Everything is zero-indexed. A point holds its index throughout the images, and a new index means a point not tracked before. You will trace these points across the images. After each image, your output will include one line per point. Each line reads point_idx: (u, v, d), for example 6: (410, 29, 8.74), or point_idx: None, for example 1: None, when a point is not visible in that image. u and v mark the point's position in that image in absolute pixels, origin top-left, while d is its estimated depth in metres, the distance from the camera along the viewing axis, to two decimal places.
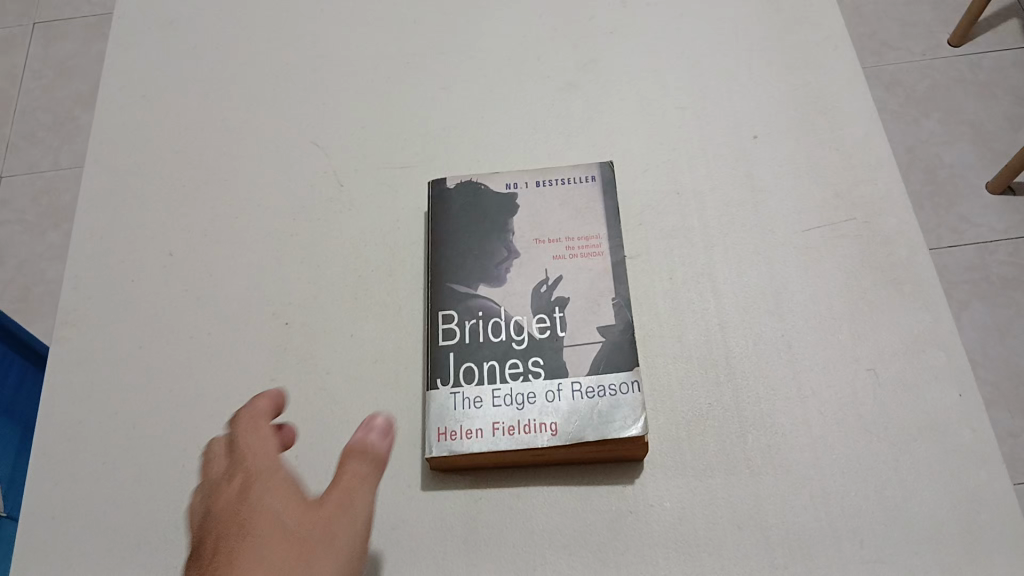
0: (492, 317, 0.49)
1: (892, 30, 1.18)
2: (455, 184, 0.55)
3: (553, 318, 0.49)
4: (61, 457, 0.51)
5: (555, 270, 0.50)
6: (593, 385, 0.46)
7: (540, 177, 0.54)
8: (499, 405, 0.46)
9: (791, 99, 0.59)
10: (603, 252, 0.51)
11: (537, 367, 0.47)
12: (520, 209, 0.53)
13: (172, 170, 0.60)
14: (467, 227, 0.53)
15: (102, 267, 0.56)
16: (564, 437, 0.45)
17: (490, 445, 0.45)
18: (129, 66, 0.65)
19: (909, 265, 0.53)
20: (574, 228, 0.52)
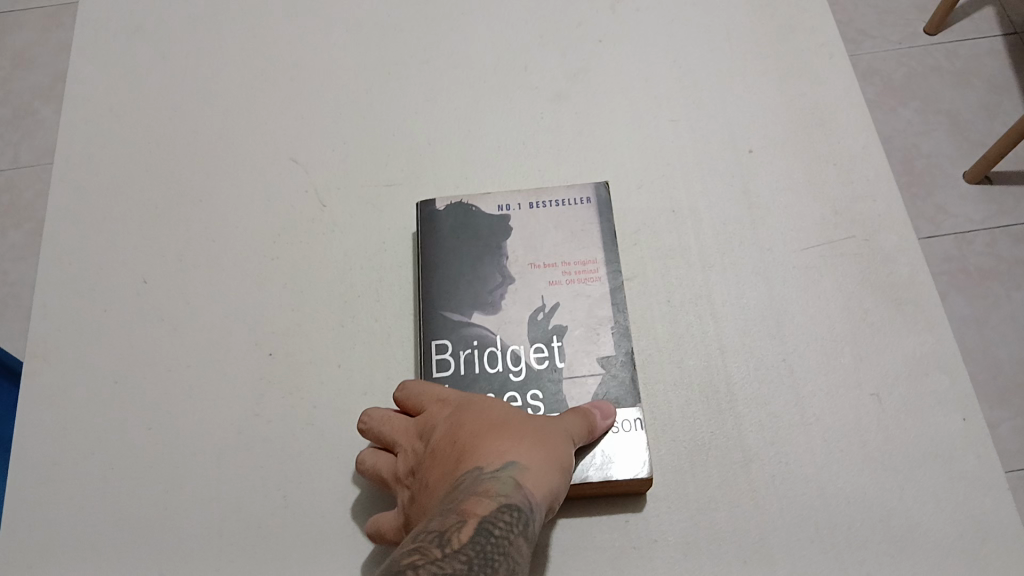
0: (488, 346, 0.47)
1: (869, 18, 1.17)
2: (445, 205, 0.52)
3: (551, 348, 0.47)
4: (32, 501, 0.47)
5: (552, 297, 0.49)
6: None
7: (533, 198, 0.52)
8: None
9: (786, 109, 0.58)
10: (601, 277, 0.49)
11: (536, 402, 0.46)
12: (513, 230, 0.51)
13: (145, 189, 0.57)
14: (459, 250, 0.50)
15: (70, 295, 0.53)
16: None
17: None
18: (96, 76, 0.61)
19: (909, 283, 0.52)
20: (571, 251, 0.50)
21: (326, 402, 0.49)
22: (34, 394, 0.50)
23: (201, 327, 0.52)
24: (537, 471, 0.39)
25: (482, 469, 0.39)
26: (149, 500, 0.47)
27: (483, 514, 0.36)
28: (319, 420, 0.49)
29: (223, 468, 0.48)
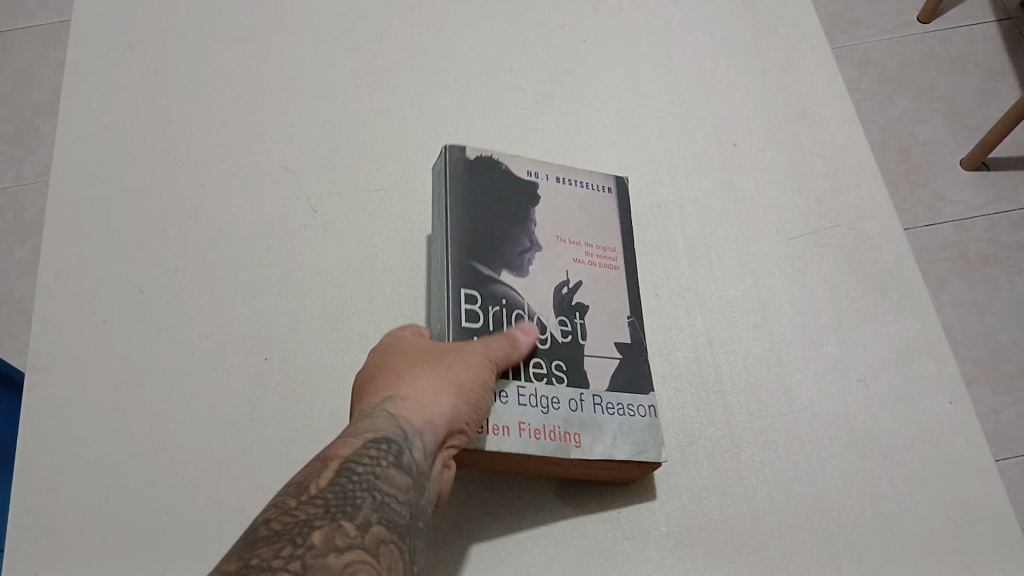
0: (516, 308, 0.46)
1: (861, 8, 1.18)
2: (476, 157, 0.49)
3: (574, 324, 0.46)
4: (36, 509, 0.48)
5: (575, 275, 0.48)
6: (613, 403, 0.45)
7: (560, 173, 0.51)
8: (525, 404, 0.43)
9: (770, 103, 0.58)
10: (620, 266, 0.49)
11: (560, 372, 0.45)
12: (541, 200, 0.50)
13: (139, 200, 0.58)
14: (489, 206, 0.48)
15: (67, 305, 0.54)
16: (589, 452, 0.43)
17: (517, 446, 0.41)
18: (87, 90, 0.62)
19: (894, 271, 0.52)
20: (594, 235, 0.50)
21: (322, 405, 0.50)
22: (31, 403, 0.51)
23: (198, 334, 0.53)
24: (422, 409, 0.39)
25: (366, 415, 0.39)
26: (152, 505, 0.48)
27: (347, 454, 0.36)
28: (316, 423, 0.50)
29: (223, 471, 0.49)
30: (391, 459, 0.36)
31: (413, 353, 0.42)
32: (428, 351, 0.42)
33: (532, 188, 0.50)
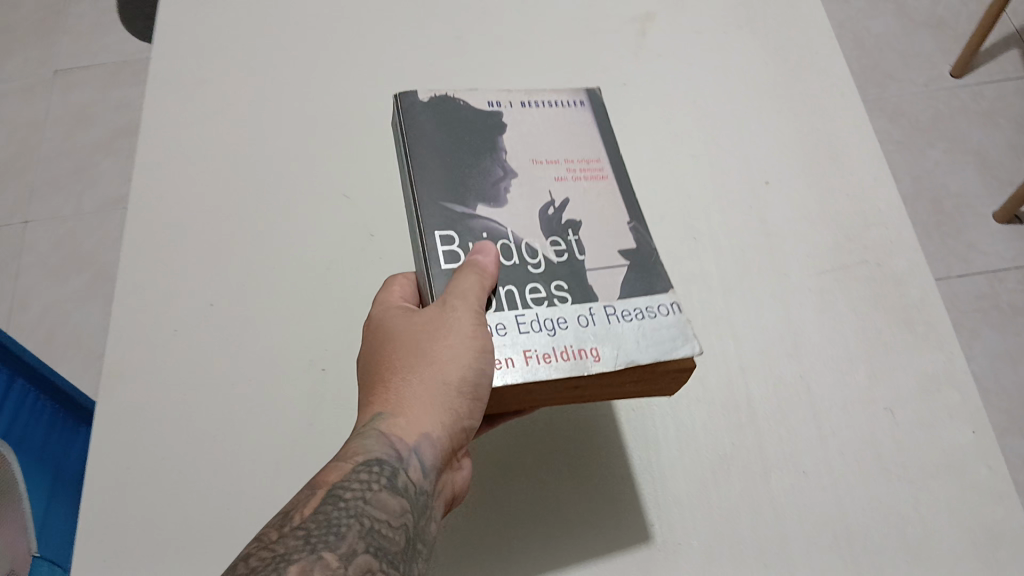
0: (500, 239, 0.43)
1: (893, 61, 1.23)
2: (427, 98, 0.47)
3: (568, 242, 0.43)
4: (105, 505, 0.51)
5: (562, 192, 0.45)
6: (629, 308, 0.41)
7: (525, 97, 0.48)
8: (529, 332, 0.40)
9: (802, 145, 0.61)
10: (607, 176, 0.46)
11: (562, 292, 0.41)
12: (508, 126, 0.47)
13: (208, 225, 0.62)
14: (451, 142, 0.45)
15: (141, 320, 0.58)
16: (609, 363, 0.40)
17: (526, 376, 0.39)
18: (163, 123, 0.67)
19: (920, 305, 0.55)
20: (572, 150, 0.46)
21: None
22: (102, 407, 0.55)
23: (260, 345, 0.57)
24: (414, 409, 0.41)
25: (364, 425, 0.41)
26: (214, 504, 0.51)
27: (333, 485, 0.38)
28: None
29: (280, 474, 0.52)
30: (380, 479, 0.39)
31: (404, 336, 0.42)
32: (415, 331, 0.42)
33: (496, 117, 0.47)
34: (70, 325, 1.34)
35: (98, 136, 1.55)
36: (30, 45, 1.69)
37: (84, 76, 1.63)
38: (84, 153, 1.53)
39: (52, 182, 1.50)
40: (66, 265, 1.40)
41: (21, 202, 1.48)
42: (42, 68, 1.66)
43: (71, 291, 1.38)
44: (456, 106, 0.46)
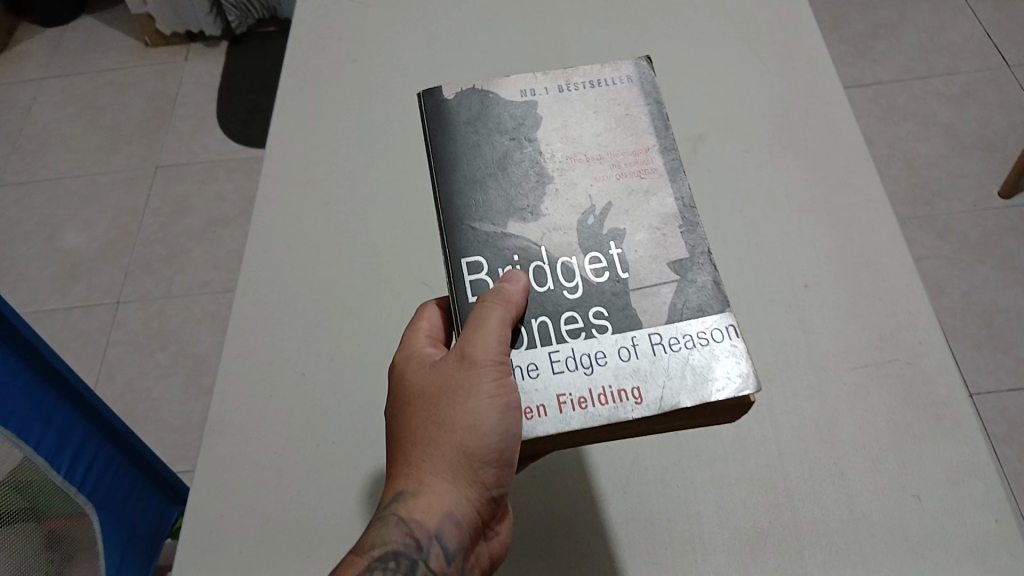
0: (536, 262, 0.52)
1: (943, 181, 1.50)
2: (462, 104, 0.58)
3: (609, 259, 0.52)
4: (204, 546, 0.60)
5: (601, 198, 0.53)
6: (675, 338, 0.49)
7: (564, 83, 0.58)
8: (569, 373, 0.48)
9: (839, 253, 0.67)
10: (648, 158, 0.55)
11: (600, 321, 0.50)
12: (543, 114, 0.57)
13: (306, 304, 0.71)
14: (482, 148, 0.56)
15: (242, 383, 0.67)
16: (647, 403, 0.47)
17: (562, 423, 0.47)
18: (271, 215, 0.77)
19: (948, 402, 0.59)
20: (612, 135, 0.56)
21: None
22: (207, 461, 0.63)
23: (347, 412, 0.65)
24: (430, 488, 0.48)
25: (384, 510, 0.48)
26: (299, 548, 0.60)
27: None
28: None
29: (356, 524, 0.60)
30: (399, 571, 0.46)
31: (418, 418, 0.49)
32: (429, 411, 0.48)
33: (530, 105, 0.58)
34: (153, 399, 1.47)
35: (194, 225, 1.71)
36: (136, 142, 1.89)
37: (184, 172, 1.81)
38: (179, 239, 1.69)
39: (145, 266, 1.66)
40: (153, 343, 1.54)
41: (115, 283, 1.64)
42: (145, 163, 1.84)
43: (155, 366, 1.51)
44: (488, 100, 0.58)
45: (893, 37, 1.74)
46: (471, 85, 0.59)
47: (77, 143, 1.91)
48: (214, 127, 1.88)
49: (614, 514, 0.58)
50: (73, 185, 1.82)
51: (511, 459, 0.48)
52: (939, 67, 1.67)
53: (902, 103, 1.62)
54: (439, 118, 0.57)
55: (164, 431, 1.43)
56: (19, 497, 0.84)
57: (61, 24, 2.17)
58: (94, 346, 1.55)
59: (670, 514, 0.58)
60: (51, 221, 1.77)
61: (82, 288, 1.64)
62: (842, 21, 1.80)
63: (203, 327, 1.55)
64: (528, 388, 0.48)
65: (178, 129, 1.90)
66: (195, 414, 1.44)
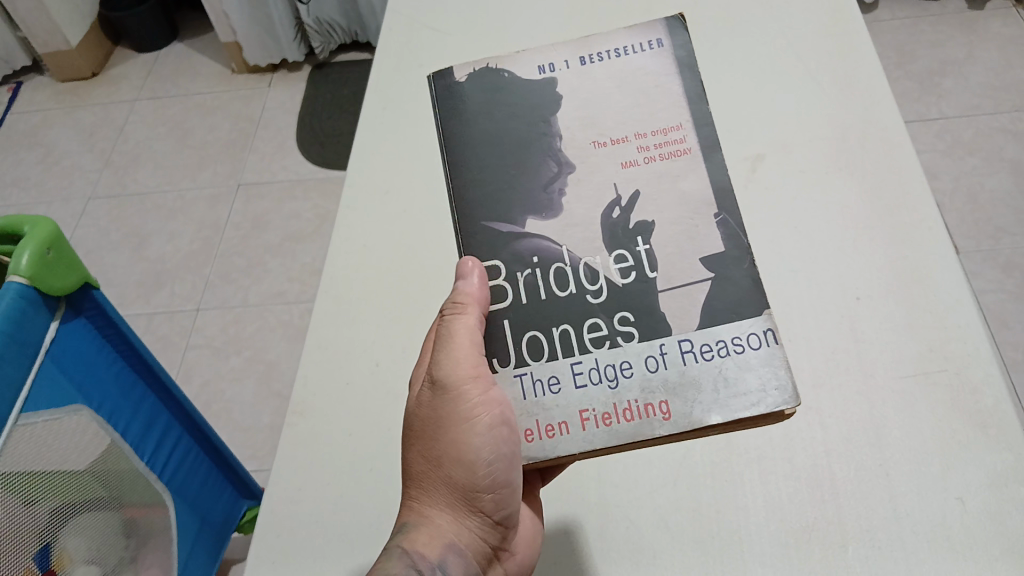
0: (559, 265, 0.57)
1: (1008, 217, 1.49)
2: (481, 92, 0.65)
3: (636, 257, 0.56)
4: (284, 514, 0.68)
5: (629, 189, 0.58)
6: (708, 347, 0.54)
7: (589, 54, 0.63)
8: (595, 387, 0.54)
9: (891, 268, 0.70)
10: (680, 134, 0.58)
11: (627, 329, 0.55)
12: (562, 91, 0.62)
13: (383, 303, 0.78)
14: (502, 137, 0.62)
15: (323, 371, 0.74)
16: (674, 420, 0.52)
17: (586, 440, 0.53)
18: (353, 222, 0.84)
19: (994, 411, 0.61)
20: (636, 110, 0.60)
21: None
22: (293, 439, 0.71)
23: None
24: (435, 515, 0.57)
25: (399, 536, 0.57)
26: (369, 519, 0.66)
27: None
28: None
29: None
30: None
31: (417, 448, 0.58)
32: (425, 441, 0.57)
33: (549, 81, 0.63)
34: (226, 401, 1.55)
35: (270, 240, 1.80)
36: (220, 161, 2.00)
37: (264, 190, 1.91)
38: (257, 252, 1.79)
39: (224, 276, 1.76)
40: (228, 348, 1.63)
41: (195, 291, 1.74)
42: (228, 180, 1.95)
43: (230, 370, 1.59)
44: (503, 79, 0.64)
45: (960, 74, 1.75)
46: (486, 64, 0.65)
47: (166, 160, 2.03)
48: (292, 148, 1.98)
49: (663, 501, 0.62)
50: (160, 200, 1.94)
51: (501, 474, 0.56)
52: (1006, 103, 1.67)
53: (966, 139, 1.63)
54: (457, 103, 0.64)
55: (235, 431, 1.50)
56: (100, 487, 0.89)
57: (155, 50, 2.31)
58: (173, 349, 1.64)
59: (717, 505, 0.61)
60: (140, 232, 1.88)
61: (165, 295, 1.75)
62: (908, 58, 1.81)
63: (275, 335, 1.63)
64: (549, 404, 0.54)
65: (260, 149, 2.00)
66: (264, 418, 1.51)
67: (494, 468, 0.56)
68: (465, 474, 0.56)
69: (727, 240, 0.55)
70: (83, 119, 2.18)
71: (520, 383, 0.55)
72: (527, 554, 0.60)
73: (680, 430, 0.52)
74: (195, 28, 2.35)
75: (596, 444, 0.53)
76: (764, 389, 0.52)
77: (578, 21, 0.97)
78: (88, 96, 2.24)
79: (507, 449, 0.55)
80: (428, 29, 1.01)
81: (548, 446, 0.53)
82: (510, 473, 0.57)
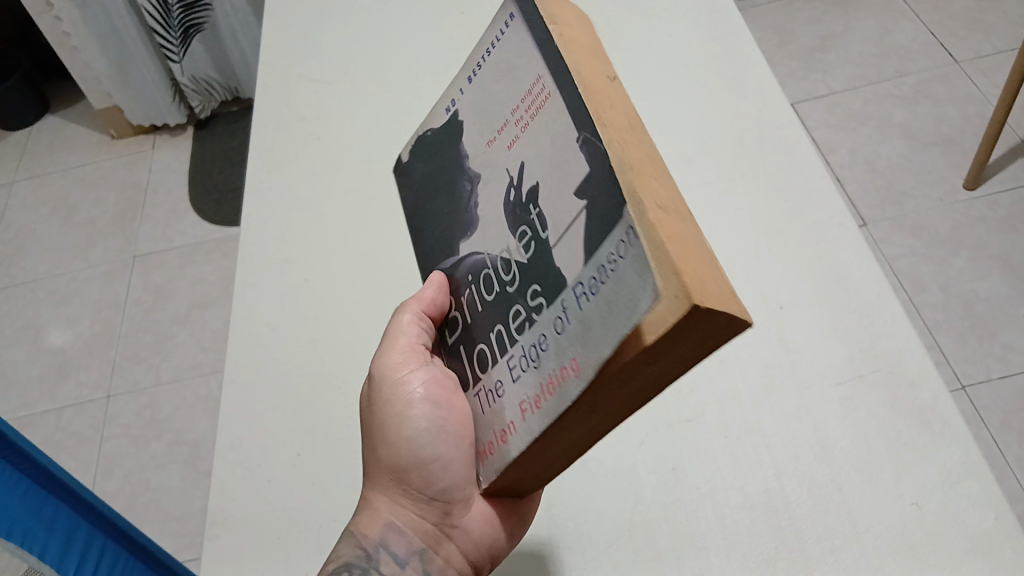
0: (486, 270, 0.49)
1: (908, 180, 1.53)
2: (419, 155, 0.60)
3: (530, 225, 0.43)
4: None
5: (516, 165, 0.46)
6: (591, 275, 0.37)
7: (474, 67, 0.53)
8: (525, 372, 0.42)
9: (808, 272, 0.69)
10: (541, 87, 0.44)
11: (538, 298, 0.42)
12: (462, 118, 0.54)
13: (297, 384, 0.73)
14: (434, 189, 0.57)
15: (239, 470, 0.69)
16: (582, 374, 0.37)
17: (528, 431, 0.41)
18: (252, 299, 0.79)
19: (934, 406, 0.60)
20: (512, 89, 0.47)
21: None
22: (218, 553, 0.65)
23: (348, 491, 0.66)
24: (374, 497, 0.56)
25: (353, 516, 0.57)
26: None
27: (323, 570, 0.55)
28: None
29: None
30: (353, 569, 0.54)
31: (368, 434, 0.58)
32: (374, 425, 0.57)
33: (455, 116, 0.55)
34: (153, 490, 1.46)
35: (177, 310, 1.72)
36: (113, 234, 1.89)
37: (162, 258, 1.82)
38: (163, 325, 1.70)
39: (133, 357, 1.66)
40: (147, 433, 1.53)
41: (104, 377, 1.64)
42: (123, 254, 1.85)
43: (153, 456, 1.50)
44: (429, 137, 0.59)
45: (840, 47, 1.79)
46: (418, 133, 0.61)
47: (53, 241, 1.91)
48: (188, 210, 1.90)
49: (620, 552, 0.59)
50: (54, 285, 1.82)
51: (426, 447, 0.53)
52: (888, 69, 1.71)
53: (857, 109, 1.66)
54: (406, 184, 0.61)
55: (168, 521, 1.42)
56: None
57: (27, 126, 2.18)
58: (88, 444, 1.54)
59: (678, 550, 0.58)
60: (36, 322, 1.76)
61: (71, 386, 1.64)
62: (788, 38, 1.84)
63: (196, 412, 1.55)
64: (500, 409, 0.45)
65: (153, 216, 1.91)
66: (195, 501, 1.43)
67: (418, 442, 0.53)
68: (396, 451, 0.55)
69: (590, 159, 0.38)
70: None
71: (478, 399, 0.48)
72: (482, 533, 0.55)
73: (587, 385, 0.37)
74: (68, 99, 2.23)
75: (537, 435, 0.41)
76: (641, 296, 0.33)
77: (459, 51, 0.94)
78: None
79: (431, 419, 0.53)
80: (304, 80, 0.97)
81: (506, 451, 0.44)
82: (438, 446, 0.53)
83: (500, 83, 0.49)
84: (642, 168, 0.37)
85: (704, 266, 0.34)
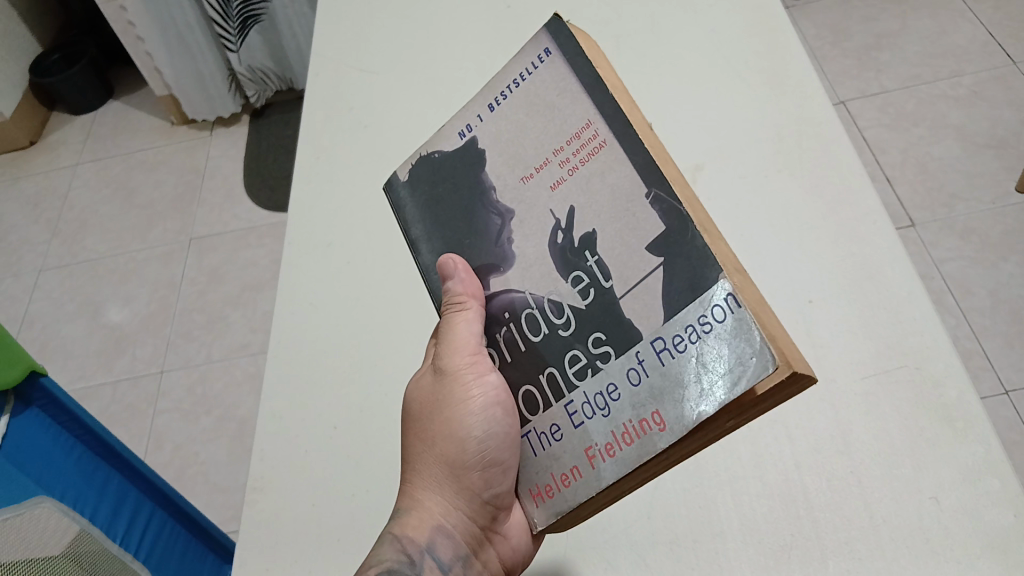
0: (528, 309, 0.53)
1: (958, 181, 1.50)
2: (421, 176, 0.60)
3: (589, 274, 0.49)
4: None
5: (565, 209, 0.50)
6: (678, 337, 0.44)
7: (495, 97, 0.55)
8: (592, 419, 0.48)
9: (839, 268, 0.69)
10: (596, 136, 0.48)
11: (602, 347, 0.48)
12: (484, 146, 0.55)
13: (335, 362, 0.76)
14: (452, 214, 0.58)
15: (279, 440, 0.73)
16: (672, 430, 0.44)
17: (601, 479, 0.48)
18: (297, 281, 0.83)
19: (958, 404, 0.60)
20: (550, 126, 0.51)
21: None
22: (257, 517, 0.69)
23: (381, 465, 0.69)
24: (427, 494, 0.57)
25: (399, 516, 0.58)
26: None
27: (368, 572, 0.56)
28: None
29: None
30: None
31: (421, 433, 0.58)
32: (429, 424, 0.58)
33: (472, 143, 0.56)
34: (201, 462, 1.51)
35: (229, 292, 1.77)
36: (170, 217, 1.96)
37: (217, 241, 1.88)
38: (216, 306, 1.76)
39: (186, 335, 1.72)
40: (197, 408, 1.59)
41: (158, 354, 1.70)
42: (180, 236, 1.92)
43: (201, 430, 1.56)
44: (436, 160, 0.59)
45: (895, 46, 1.76)
46: (418, 154, 0.60)
47: (114, 222, 1.99)
48: (242, 196, 1.95)
49: (638, 534, 0.61)
50: (113, 264, 1.90)
51: (493, 453, 0.54)
52: (944, 70, 1.68)
53: (909, 109, 1.64)
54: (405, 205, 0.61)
55: (214, 494, 1.47)
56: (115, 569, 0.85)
57: (93, 111, 2.27)
58: (142, 416, 1.60)
59: (694, 534, 0.60)
60: (95, 299, 1.83)
61: (126, 361, 1.70)
62: (842, 35, 1.82)
63: (244, 390, 1.60)
64: (557, 454, 0.51)
65: (208, 201, 1.97)
66: (239, 475, 1.48)
67: (484, 447, 0.54)
68: (454, 453, 0.56)
69: (665, 218, 0.45)
70: (24, 191, 2.11)
71: (528, 441, 0.53)
72: (521, 540, 0.57)
73: (679, 437, 0.44)
74: (132, 85, 2.31)
75: (608, 481, 0.47)
76: (742, 360, 0.41)
77: (503, 45, 0.96)
78: (27, 166, 2.17)
79: (500, 427, 0.54)
80: (353, 72, 1.00)
81: (568, 496, 0.50)
82: (505, 452, 0.54)
83: (542, 87, 0.51)
84: (709, 230, 0.44)
85: (782, 330, 0.42)
